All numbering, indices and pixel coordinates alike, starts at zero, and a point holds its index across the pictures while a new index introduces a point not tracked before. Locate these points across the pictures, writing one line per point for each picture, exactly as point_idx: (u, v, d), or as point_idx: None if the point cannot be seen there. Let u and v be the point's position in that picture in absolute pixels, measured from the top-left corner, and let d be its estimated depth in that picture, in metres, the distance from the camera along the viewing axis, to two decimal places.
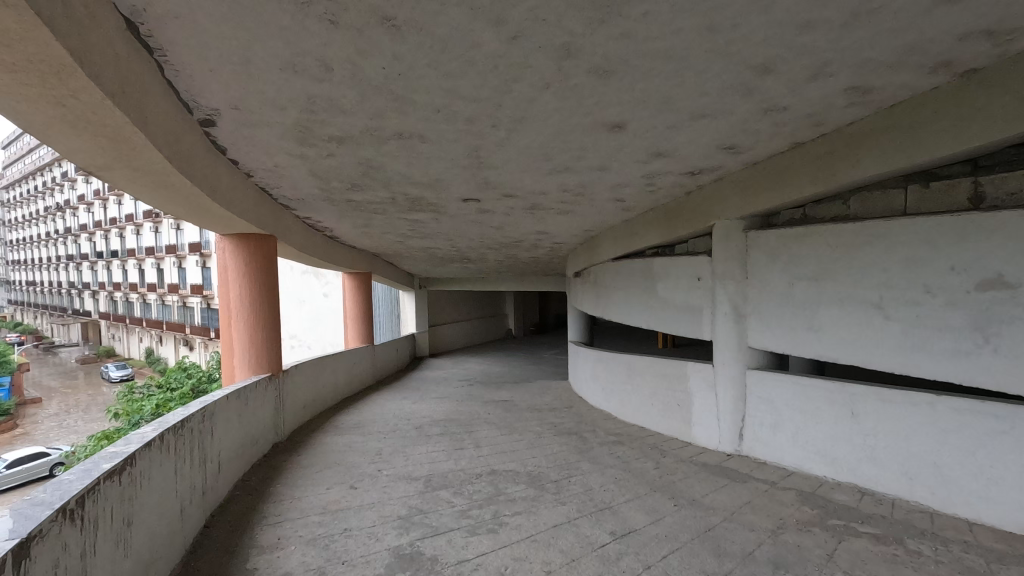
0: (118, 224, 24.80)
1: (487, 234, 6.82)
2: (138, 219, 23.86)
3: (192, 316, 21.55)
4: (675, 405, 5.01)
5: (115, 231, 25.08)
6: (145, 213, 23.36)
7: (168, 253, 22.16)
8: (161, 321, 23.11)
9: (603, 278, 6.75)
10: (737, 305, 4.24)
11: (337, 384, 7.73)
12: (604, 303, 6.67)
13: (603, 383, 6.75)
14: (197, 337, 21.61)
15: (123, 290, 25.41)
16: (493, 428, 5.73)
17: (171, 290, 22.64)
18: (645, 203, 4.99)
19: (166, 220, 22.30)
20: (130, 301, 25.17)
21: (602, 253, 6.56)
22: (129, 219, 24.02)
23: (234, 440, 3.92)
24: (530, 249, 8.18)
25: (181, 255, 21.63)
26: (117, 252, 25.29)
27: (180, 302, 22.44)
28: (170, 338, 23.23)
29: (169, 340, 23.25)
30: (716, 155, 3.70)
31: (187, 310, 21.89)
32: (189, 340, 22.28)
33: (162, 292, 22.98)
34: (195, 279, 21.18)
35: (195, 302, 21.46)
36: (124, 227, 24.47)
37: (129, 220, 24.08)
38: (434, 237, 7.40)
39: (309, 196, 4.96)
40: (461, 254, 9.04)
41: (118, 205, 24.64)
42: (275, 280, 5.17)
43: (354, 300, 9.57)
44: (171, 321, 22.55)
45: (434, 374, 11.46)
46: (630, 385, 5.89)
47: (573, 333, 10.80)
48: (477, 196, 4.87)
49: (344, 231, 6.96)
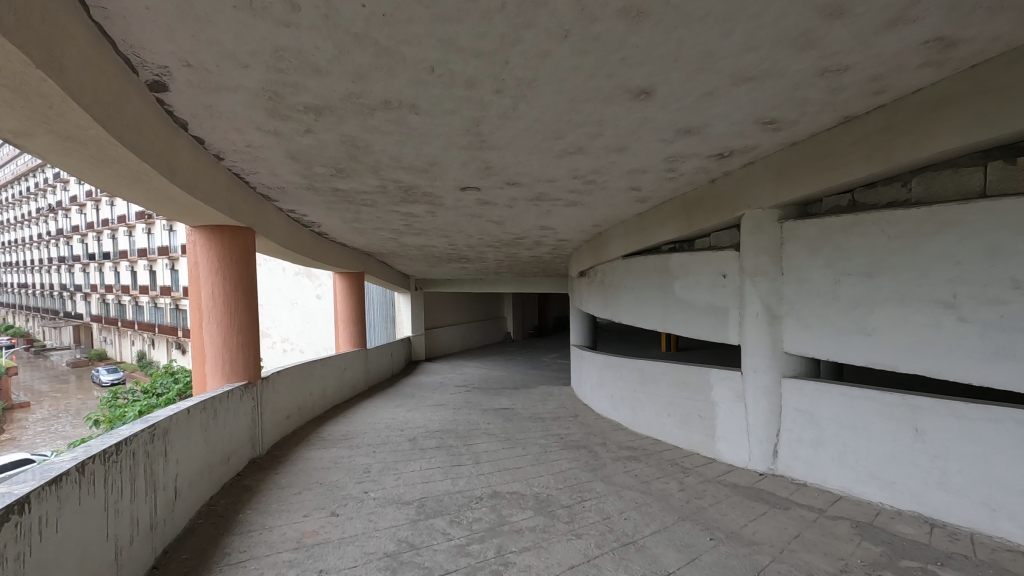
0: (109, 225, 24.28)
1: (486, 230, 6.33)
2: (129, 220, 23.34)
3: (184, 319, 21.02)
4: (696, 417, 4.52)
5: (107, 232, 24.56)
6: (137, 214, 22.85)
7: (160, 254, 21.64)
8: (153, 324, 22.56)
9: (611, 278, 6.26)
10: (771, 305, 3.76)
11: (326, 391, 7.23)
12: (613, 304, 6.18)
13: (612, 391, 6.26)
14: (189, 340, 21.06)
15: (115, 292, 24.86)
16: (493, 441, 5.21)
17: (163, 293, 22.12)
18: (663, 192, 4.51)
19: (158, 221, 21.79)
20: (122, 304, 24.61)
21: (610, 251, 6.08)
22: (120, 220, 23.52)
23: (199, 460, 3.41)
24: (533, 247, 7.69)
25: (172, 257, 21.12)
26: (109, 254, 24.77)
27: (172, 304, 21.91)
28: (162, 341, 22.68)
29: (160, 344, 22.71)
30: (752, 133, 3.23)
31: (179, 313, 21.33)
32: (180, 343, 21.72)
33: (154, 294, 22.49)
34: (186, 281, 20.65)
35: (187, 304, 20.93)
36: (115, 229, 23.95)
37: (121, 222, 23.57)
38: (430, 234, 6.91)
39: (290, 184, 4.48)
40: (459, 253, 8.56)
41: (110, 206, 24.14)
42: (252, 279, 4.66)
43: (346, 302, 9.06)
44: (162, 323, 22.00)
45: (430, 379, 10.96)
46: (644, 393, 5.40)
47: (576, 337, 10.32)
48: (477, 185, 4.38)
49: (333, 227, 6.47)
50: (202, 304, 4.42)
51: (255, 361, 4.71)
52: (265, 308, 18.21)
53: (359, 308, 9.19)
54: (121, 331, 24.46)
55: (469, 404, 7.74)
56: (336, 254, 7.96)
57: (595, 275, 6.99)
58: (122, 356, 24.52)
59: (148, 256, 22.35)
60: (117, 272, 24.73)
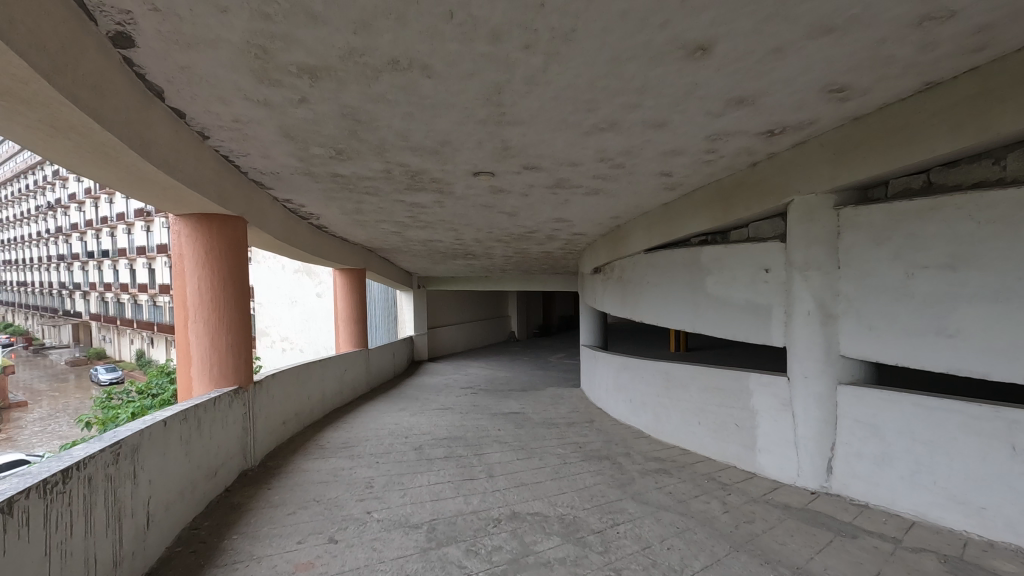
0: (107, 223, 23.93)
1: (497, 222, 5.91)
2: (128, 217, 22.99)
3: None
4: (732, 426, 4.10)
5: (106, 230, 24.22)
6: (136, 211, 22.50)
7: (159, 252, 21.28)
8: (151, 323, 22.19)
9: (631, 274, 5.83)
10: (825, 303, 3.34)
11: (325, 394, 6.81)
12: (633, 303, 5.75)
13: (632, 395, 5.83)
14: None
15: (113, 291, 24.51)
16: (507, 451, 4.79)
17: (161, 290, 21.75)
18: (696, 178, 4.09)
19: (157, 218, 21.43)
20: (120, 302, 24.25)
21: (630, 245, 5.65)
22: (119, 217, 23.18)
23: (179, 477, 3.00)
24: (544, 242, 7.27)
25: None
26: (108, 251, 24.42)
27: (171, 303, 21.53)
28: (161, 340, 22.28)
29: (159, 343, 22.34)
30: (813, 104, 2.80)
31: None
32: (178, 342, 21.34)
33: (153, 293, 22.14)
34: None
35: None
36: (115, 226, 23.61)
37: (121, 219, 23.23)
38: (435, 228, 6.49)
39: (285, 169, 4.06)
40: (465, 249, 8.14)
41: (110, 204, 23.82)
42: (243, 274, 4.24)
43: (346, 300, 8.64)
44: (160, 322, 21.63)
45: (434, 381, 10.53)
46: (669, 399, 4.97)
47: (586, 337, 9.89)
48: (491, 169, 3.96)
49: (332, 219, 6.05)
50: (187, 301, 4.00)
51: (247, 363, 4.28)
52: (265, 307, 17.81)
53: (360, 306, 8.77)
54: (120, 330, 24.07)
55: (477, 408, 7.32)
56: (336, 249, 7.53)
57: (612, 271, 6.56)
58: (120, 355, 24.12)
59: (147, 254, 22.00)
60: (116, 270, 24.36)
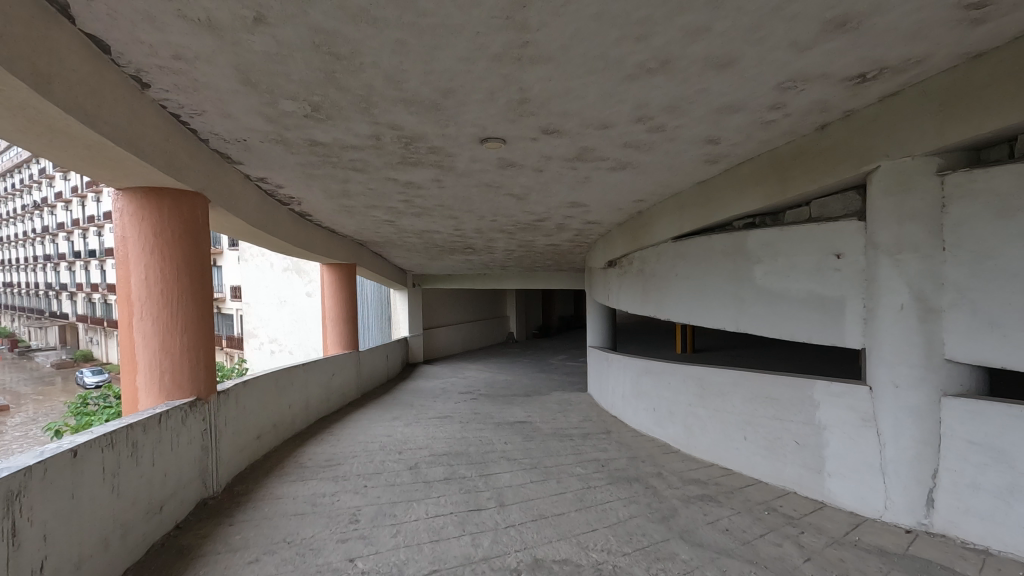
0: (92, 221, 23.10)
1: (502, 207, 5.22)
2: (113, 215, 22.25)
3: None
4: (790, 444, 3.42)
5: (91, 228, 23.40)
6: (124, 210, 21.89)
7: None
8: None
9: (655, 266, 5.15)
10: (924, 294, 2.67)
11: (309, 402, 6.09)
12: (657, 299, 5.08)
13: (655, 404, 5.15)
14: None
15: (97, 291, 23.67)
16: (518, 471, 4.08)
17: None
18: (747, 147, 3.41)
19: None
20: (104, 303, 23.41)
21: (654, 233, 4.97)
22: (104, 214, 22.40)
23: (100, 522, 2.29)
24: (551, 233, 6.59)
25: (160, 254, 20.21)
26: (93, 251, 23.61)
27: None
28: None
29: None
30: (932, 31, 2.14)
31: None
32: None
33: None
34: None
35: None
36: (99, 224, 22.81)
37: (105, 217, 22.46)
38: (433, 216, 5.80)
39: (252, 134, 3.35)
40: (463, 241, 7.44)
41: (95, 201, 23.03)
42: (201, 262, 3.51)
43: (335, 298, 7.91)
44: None
45: (431, 385, 9.80)
46: (704, 409, 4.30)
47: (593, 338, 9.21)
48: (501, 135, 3.27)
49: (316, 205, 5.34)
50: (129, 295, 3.26)
51: (207, 371, 3.54)
52: (253, 307, 17.03)
53: (351, 305, 8.05)
54: (104, 332, 23.14)
55: (478, 417, 6.61)
56: (322, 240, 6.80)
57: (629, 265, 5.88)
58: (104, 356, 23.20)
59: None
60: (100, 270, 23.49)
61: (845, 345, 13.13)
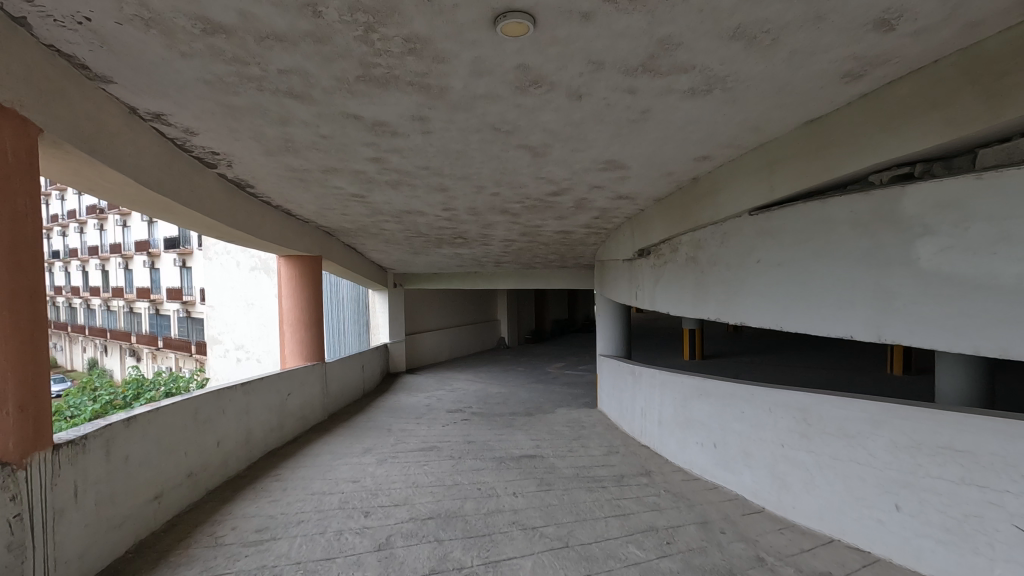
0: (57, 221, 21.24)
1: (508, 170, 3.81)
2: (80, 216, 20.73)
3: (141, 323, 19.00)
4: (1003, 530, 2.10)
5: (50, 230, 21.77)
6: (92, 209, 20.44)
7: (115, 253, 19.39)
8: (106, 330, 20.09)
9: (718, 251, 3.79)
10: None
11: (250, 435, 4.62)
12: (722, 296, 3.73)
13: (718, 438, 3.81)
14: (146, 348, 18.89)
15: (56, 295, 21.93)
16: (544, 557, 2.69)
17: (118, 294, 19.52)
18: (934, 38, 2.06)
19: (112, 216, 19.45)
20: (65, 307, 21.69)
21: (719, 204, 3.62)
22: (71, 216, 20.93)
23: None
24: (566, 216, 5.22)
25: (128, 256, 18.92)
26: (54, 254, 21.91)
27: (129, 307, 19.40)
28: (117, 346, 19.78)
29: (114, 350, 20.09)
30: None
31: (136, 317, 19.22)
32: (135, 351, 19.29)
33: (108, 297, 19.91)
34: (144, 282, 18.68)
35: (143, 308, 18.92)
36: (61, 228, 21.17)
37: (71, 219, 20.88)
38: (415, 188, 4.37)
39: (94, 4, 1.92)
40: (454, 228, 6.05)
41: (62, 202, 21.39)
42: (11, 229, 2.10)
43: (295, 298, 6.44)
44: (117, 331, 19.77)
45: (414, 402, 8.36)
46: (810, 457, 2.96)
47: (604, 346, 7.86)
48: (529, 4, 1.87)
49: (252, 166, 3.88)
50: None
51: (27, 414, 2.11)
52: (218, 310, 15.36)
53: (315, 306, 6.57)
54: (69, 337, 21.30)
55: (473, 447, 5.20)
56: (273, 223, 5.33)
57: (671, 252, 4.52)
58: (70, 364, 21.56)
59: (102, 255, 19.73)
60: (64, 271, 21.62)
61: (870, 354, 11.93)
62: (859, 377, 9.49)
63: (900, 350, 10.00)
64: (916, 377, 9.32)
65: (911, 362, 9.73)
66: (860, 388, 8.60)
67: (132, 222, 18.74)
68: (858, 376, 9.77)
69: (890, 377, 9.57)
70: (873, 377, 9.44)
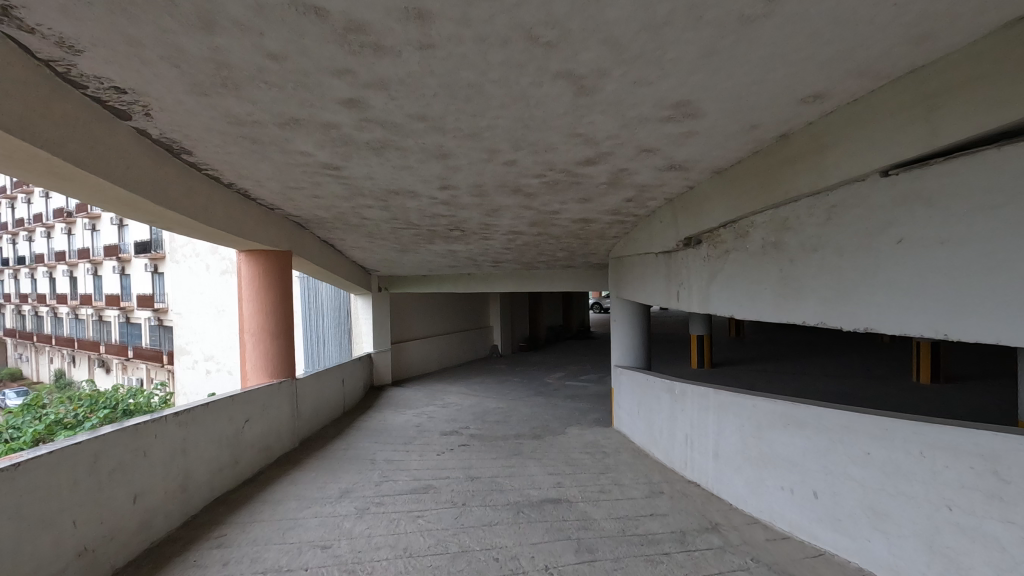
0: (20, 224, 19.73)
1: (536, 121, 2.78)
2: (43, 219, 19.19)
3: (109, 332, 17.64)
4: None
5: (12, 233, 20.21)
6: (56, 211, 18.93)
7: (81, 257, 17.95)
8: (73, 339, 18.64)
9: (819, 234, 2.80)
10: None
11: (186, 481, 3.50)
12: (829, 292, 2.73)
13: (821, 486, 2.82)
14: (114, 359, 17.51)
15: (20, 302, 20.38)
16: None
17: (84, 302, 18.07)
18: None
19: (77, 218, 18.01)
20: (30, 315, 20.18)
21: (830, 164, 2.62)
22: (34, 219, 19.36)
23: None
24: (592, 197, 4.22)
25: (95, 261, 17.52)
26: (16, 259, 20.35)
27: (96, 315, 17.96)
28: (84, 357, 18.32)
29: (81, 361, 18.59)
30: None
31: (104, 326, 17.84)
32: (102, 361, 17.88)
33: (76, 304, 18.43)
34: (112, 288, 17.32)
35: (112, 315, 17.55)
36: (25, 231, 19.64)
37: (34, 221, 19.35)
38: (405, 153, 3.31)
39: None
40: (451, 215, 5.01)
41: (24, 203, 19.83)
42: None
43: (258, 301, 5.34)
44: (84, 340, 18.32)
45: (402, 421, 7.27)
46: (1009, 533, 1.99)
47: (619, 357, 6.84)
48: None
49: (180, 116, 2.80)
50: None
51: None
52: (187, 318, 14.07)
53: (283, 311, 5.46)
54: (34, 349, 19.76)
55: (479, 487, 4.13)
56: (225, 205, 4.23)
57: (737, 238, 3.52)
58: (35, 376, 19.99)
59: (67, 259, 18.27)
60: (29, 278, 20.10)
61: (888, 360, 11.02)
62: (887, 388, 8.58)
63: (927, 356, 9.07)
64: (947, 386, 8.40)
65: (940, 369, 8.79)
66: (894, 399, 7.65)
67: (98, 225, 17.34)
68: (883, 386, 8.84)
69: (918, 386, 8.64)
70: (900, 388, 8.49)
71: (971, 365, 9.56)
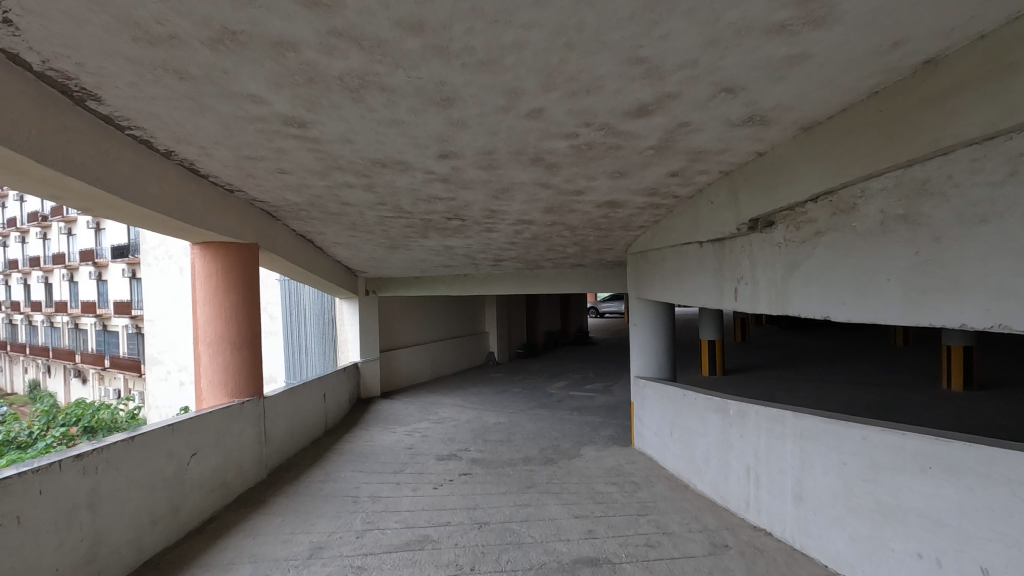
0: None
1: (584, 33, 1.90)
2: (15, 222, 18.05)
3: (84, 341, 16.52)
4: None
5: None
6: (30, 214, 17.77)
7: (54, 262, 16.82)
8: (47, 348, 17.48)
9: (988, 199, 1.93)
10: None
11: (94, 547, 2.57)
12: (1007, 283, 1.87)
13: (995, 563, 1.97)
14: (89, 369, 16.38)
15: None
16: None
17: (58, 309, 16.94)
18: None
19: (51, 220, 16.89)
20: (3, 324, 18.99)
21: (1015, 94, 1.76)
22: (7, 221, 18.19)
23: None
24: (630, 169, 3.35)
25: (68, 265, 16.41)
26: None
27: (71, 323, 16.83)
28: (59, 367, 17.17)
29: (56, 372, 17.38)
30: None
31: (79, 334, 16.72)
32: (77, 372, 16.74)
33: (50, 312, 17.29)
34: (86, 294, 16.23)
35: (87, 323, 16.42)
36: None
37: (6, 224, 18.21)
38: (393, 97, 2.42)
39: None
40: (450, 198, 4.12)
41: None
42: None
43: (214, 305, 4.39)
44: (58, 349, 17.17)
45: (392, 441, 6.35)
46: None
47: (639, 366, 5.96)
48: None
49: (61, 27, 1.90)
50: None
51: None
52: (161, 325, 13.04)
53: (247, 317, 4.54)
54: (8, 358, 18.64)
55: (488, 541, 3.23)
56: (162, 181, 3.31)
57: (833, 215, 2.66)
58: (9, 387, 18.84)
59: (42, 265, 17.15)
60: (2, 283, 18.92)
61: (906, 365, 10.21)
62: (917, 397, 7.73)
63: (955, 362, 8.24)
64: (981, 395, 7.57)
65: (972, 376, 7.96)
66: (931, 411, 6.79)
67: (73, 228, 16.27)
68: (909, 395, 8.00)
69: (946, 393, 7.81)
70: (931, 397, 7.65)
71: (1001, 370, 8.75)
